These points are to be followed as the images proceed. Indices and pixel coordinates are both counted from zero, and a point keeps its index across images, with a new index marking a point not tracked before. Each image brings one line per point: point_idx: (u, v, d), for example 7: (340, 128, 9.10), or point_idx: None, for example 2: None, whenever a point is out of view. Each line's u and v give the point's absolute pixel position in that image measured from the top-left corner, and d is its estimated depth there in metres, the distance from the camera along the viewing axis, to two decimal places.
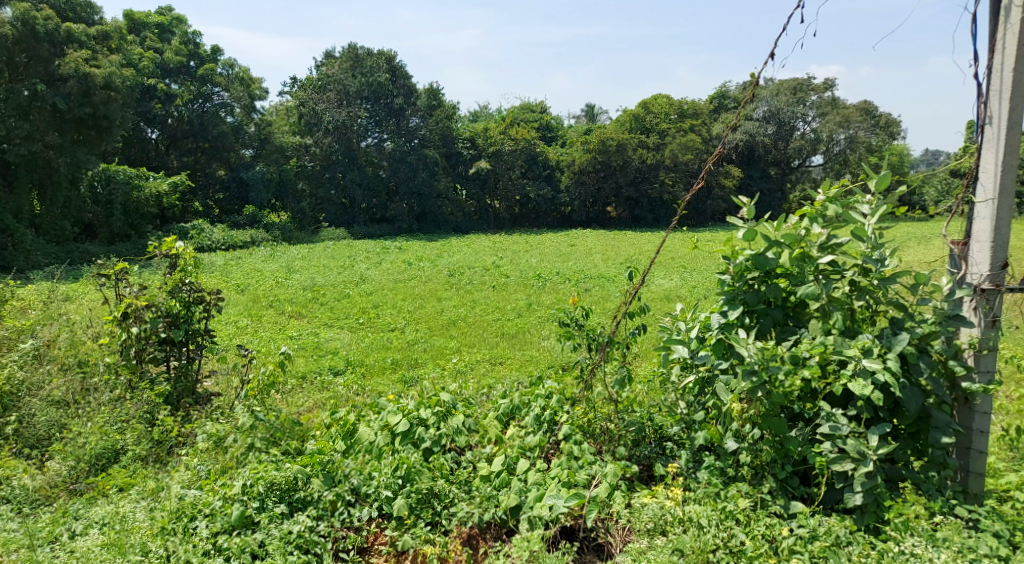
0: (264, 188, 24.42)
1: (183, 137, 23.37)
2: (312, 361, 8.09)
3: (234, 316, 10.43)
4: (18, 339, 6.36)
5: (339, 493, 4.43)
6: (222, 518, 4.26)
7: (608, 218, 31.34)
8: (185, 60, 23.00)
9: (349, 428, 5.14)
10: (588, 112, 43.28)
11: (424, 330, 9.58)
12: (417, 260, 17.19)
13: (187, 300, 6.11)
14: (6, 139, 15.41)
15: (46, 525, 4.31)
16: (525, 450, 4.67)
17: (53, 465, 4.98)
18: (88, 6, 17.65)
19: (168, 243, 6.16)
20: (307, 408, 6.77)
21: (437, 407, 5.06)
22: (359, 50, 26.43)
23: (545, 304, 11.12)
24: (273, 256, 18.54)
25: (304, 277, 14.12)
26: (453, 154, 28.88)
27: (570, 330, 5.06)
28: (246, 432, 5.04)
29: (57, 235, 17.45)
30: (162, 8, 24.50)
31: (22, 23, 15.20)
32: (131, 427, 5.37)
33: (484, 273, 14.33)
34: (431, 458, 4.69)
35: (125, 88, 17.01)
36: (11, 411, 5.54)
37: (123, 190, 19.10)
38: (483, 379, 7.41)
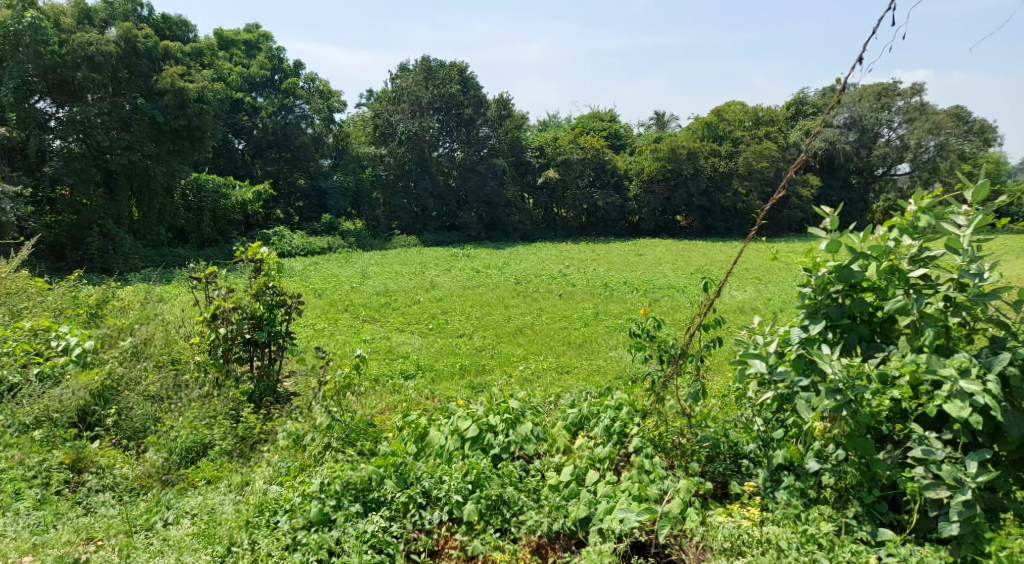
0: (342, 197, 25.20)
1: (268, 147, 24.40)
2: (384, 364, 8.28)
3: (312, 319, 10.81)
4: (119, 337, 6.72)
5: (411, 495, 4.53)
6: (302, 514, 4.41)
7: (678, 227, 30.89)
8: (269, 74, 24.03)
9: (420, 432, 5.21)
10: (658, 120, 42.61)
11: (491, 336, 9.69)
12: (485, 267, 17.39)
13: (270, 303, 6.40)
14: (109, 149, 16.30)
15: (142, 513, 4.54)
16: (594, 461, 4.65)
17: (148, 455, 5.20)
18: (182, 24, 18.83)
19: (254, 248, 6.54)
20: (379, 410, 6.91)
21: (506, 414, 5.10)
22: (432, 62, 26.66)
23: (613, 313, 11.05)
24: (349, 262, 19.08)
25: (377, 283, 14.47)
26: (522, 163, 29.12)
27: (641, 341, 4.96)
28: (323, 431, 5.24)
29: (152, 240, 18.46)
30: (250, 24, 25.64)
31: (125, 41, 16.24)
32: (218, 423, 5.61)
33: (551, 281, 14.35)
34: (500, 465, 4.75)
35: (217, 101, 17.96)
36: (110, 404, 5.77)
37: (212, 197, 20.10)
38: (550, 387, 7.41)
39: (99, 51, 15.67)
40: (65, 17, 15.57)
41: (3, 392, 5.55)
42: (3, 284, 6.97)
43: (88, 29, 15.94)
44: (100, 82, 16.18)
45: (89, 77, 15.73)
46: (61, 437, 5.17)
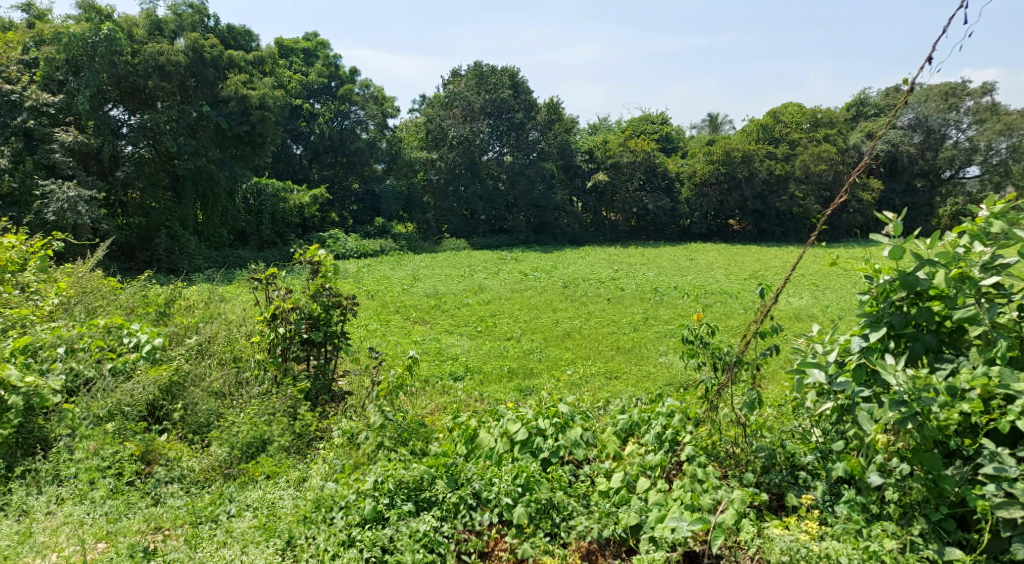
0: (394, 200, 25.64)
1: (324, 152, 24.99)
2: (434, 365, 8.40)
3: (365, 320, 11.03)
4: (185, 335, 7.01)
5: (461, 495, 4.58)
6: (356, 511, 4.52)
7: (731, 231, 30.40)
8: (326, 81, 24.61)
9: (470, 433, 5.25)
10: (710, 122, 41.97)
11: (539, 340, 9.70)
12: (533, 270, 17.41)
13: (327, 304, 6.56)
14: (177, 155, 16.94)
15: (207, 505, 4.70)
16: (645, 468, 4.63)
17: (212, 449, 5.41)
18: (245, 34, 19.42)
19: (312, 250, 6.72)
20: (429, 411, 7.00)
21: (555, 418, 5.14)
22: (483, 67, 26.75)
23: (663, 318, 10.94)
24: (400, 264, 19.36)
25: (427, 285, 14.68)
26: (571, 167, 29.11)
27: (694, 347, 4.91)
28: (377, 430, 5.35)
29: (215, 241, 19.15)
30: (308, 33, 26.25)
31: (193, 51, 16.87)
32: (277, 420, 5.79)
33: (600, 285, 14.31)
34: (549, 469, 4.78)
35: (277, 108, 18.46)
36: (176, 400, 6.01)
37: (272, 201, 20.70)
38: (599, 392, 7.39)
39: (169, 61, 16.34)
40: (137, 29, 16.17)
41: (79, 385, 5.74)
42: (79, 283, 7.33)
43: (159, 40, 16.52)
44: (169, 91, 16.72)
45: (158, 85, 16.30)
46: (132, 430, 5.38)
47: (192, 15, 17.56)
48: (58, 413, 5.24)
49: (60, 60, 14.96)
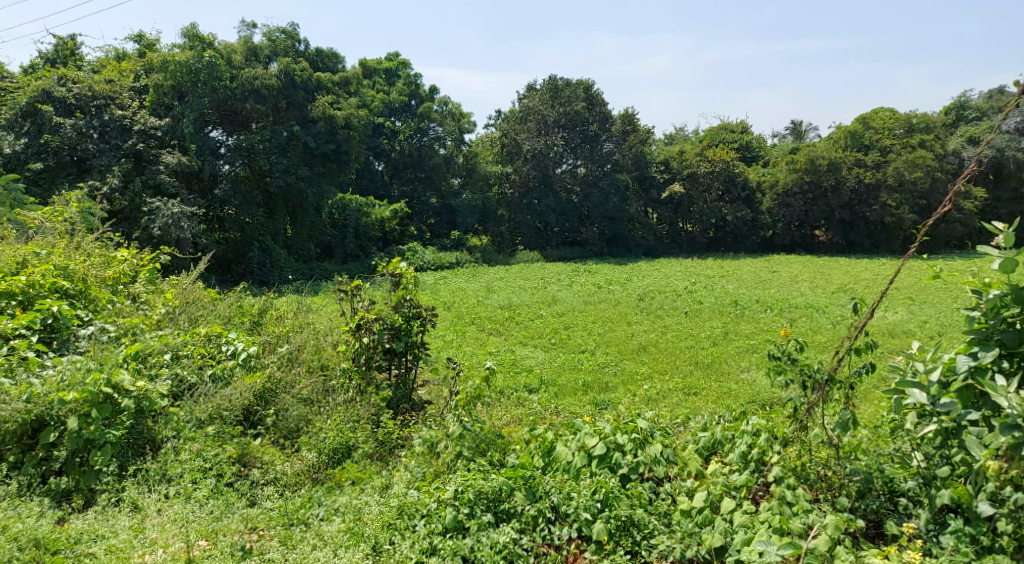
0: (470, 214, 25.98)
1: (405, 168, 25.55)
2: (510, 377, 8.45)
3: (441, 330, 11.23)
4: (278, 343, 7.32)
5: (540, 509, 4.58)
6: (438, 519, 4.59)
7: (816, 243, 29.33)
8: (407, 99, 25.17)
9: (548, 446, 5.25)
10: (794, 130, 40.78)
11: (614, 353, 9.62)
12: (608, 283, 17.31)
13: (407, 315, 6.73)
14: (269, 172, 17.74)
15: (298, 507, 4.88)
16: (730, 488, 4.55)
17: (302, 454, 5.58)
18: (333, 56, 20.29)
19: (394, 263, 6.88)
20: (505, 422, 7.01)
21: (634, 434, 5.07)
22: (558, 80, 26.68)
23: (745, 333, 10.65)
24: (475, 276, 19.60)
25: (502, 297, 14.81)
26: (646, 177, 28.79)
27: (782, 364, 4.70)
28: (456, 439, 5.42)
29: (303, 254, 19.92)
30: (389, 54, 26.96)
31: (285, 74, 17.73)
32: (361, 427, 5.95)
33: (677, 298, 14.07)
34: (629, 486, 4.73)
35: (362, 127, 19.11)
36: (269, 405, 6.27)
37: (355, 215, 21.35)
38: (678, 408, 7.26)
39: (264, 84, 17.15)
40: (235, 55, 17.05)
41: (182, 390, 6.07)
42: (183, 294, 7.77)
43: (255, 65, 17.37)
44: (263, 112, 17.59)
45: (254, 108, 17.22)
46: (229, 433, 5.65)
47: (284, 41, 18.46)
48: (165, 416, 5.54)
49: (166, 86, 15.94)
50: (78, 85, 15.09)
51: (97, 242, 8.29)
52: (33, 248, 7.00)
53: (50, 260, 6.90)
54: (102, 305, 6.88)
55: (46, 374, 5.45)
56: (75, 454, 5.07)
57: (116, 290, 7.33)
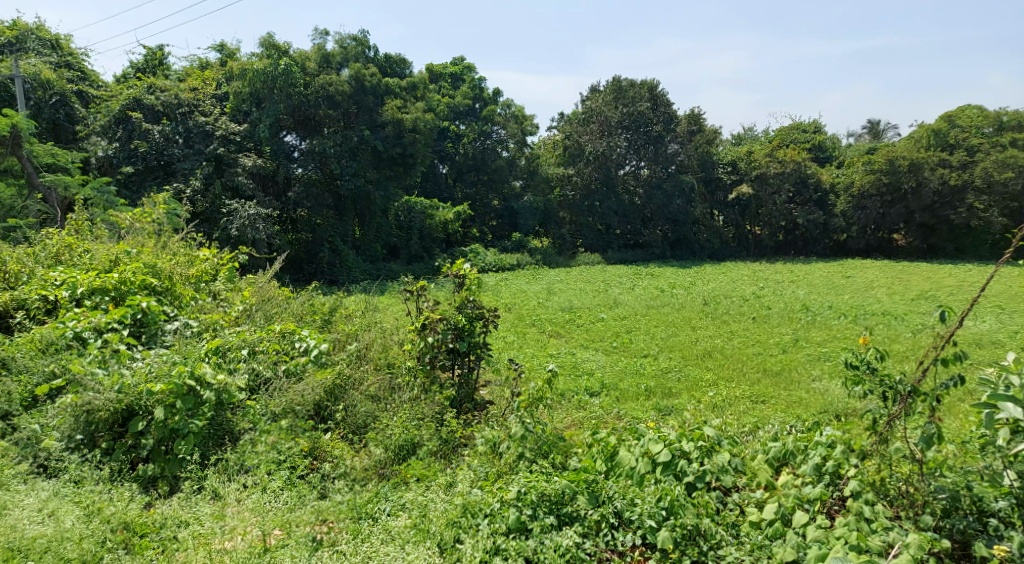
0: (532, 216, 26.04)
1: (468, 171, 25.82)
2: (571, 380, 8.44)
3: (502, 331, 11.32)
4: (347, 341, 7.53)
5: (603, 514, 4.60)
6: (501, 519, 4.63)
7: (894, 247, 28.14)
8: (471, 103, 25.36)
9: (610, 450, 5.21)
10: (872, 128, 39.37)
11: (678, 358, 9.48)
12: (671, 286, 17.07)
13: (471, 316, 6.79)
14: (340, 176, 18.21)
15: (365, 501, 5.00)
16: (803, 501, 4.45)
17: (370, 450, 5.73)
18: (400, 62, 20.66)
19: (458, 265, 7.02)
20: (566, 424, 7.01)
21: (701, 441, 4.99)
22: (622, 81, 26.46)
23: (816, 340, 10.34)
24: (535, 278, 19.65)
25: (562, 299, 14.80)
26: (712, 179, 28.22)
27: (860, 374, 4.61)
28: (518, 440, 5.46)
29: (370, 255, 20.38)
30: (455, 58, 27.29)
31: (356, 80, 18.02)
32: (426, 425, 6.04)
33: (743, 303, 13.77)
34: (695, 494, 4.66)
35: (428, 130, 19.38)
36: (338, 402, 6.45)
37: (420, 217, 21.70)
38: (746, 417, 7.11)
39: (337, 90, 17.62)
40: (310, 62, 17.59)
41: (258, 384, 6.31)
42: (260, 292, 8.09)
43: (327, 71, 17.86)
44: (335, 117, 18.07)
45: (327, 113, 17.72)
46: (301, 427, 5.85)
47: (356, 47, 18.62)
48: (243, 409, 5.76)
49: (245, 93, 16.84)
50: (166, 93, 16.11)
51: (181, 242, 8.70)
52: (125, 247, 7.51)
53: (140, 259, 7.31)
54: (186, 302, 7.22)
55: (136, 366, 5.78)
56: (161, 442, 5.35)
57: (198, 287, 7.69)
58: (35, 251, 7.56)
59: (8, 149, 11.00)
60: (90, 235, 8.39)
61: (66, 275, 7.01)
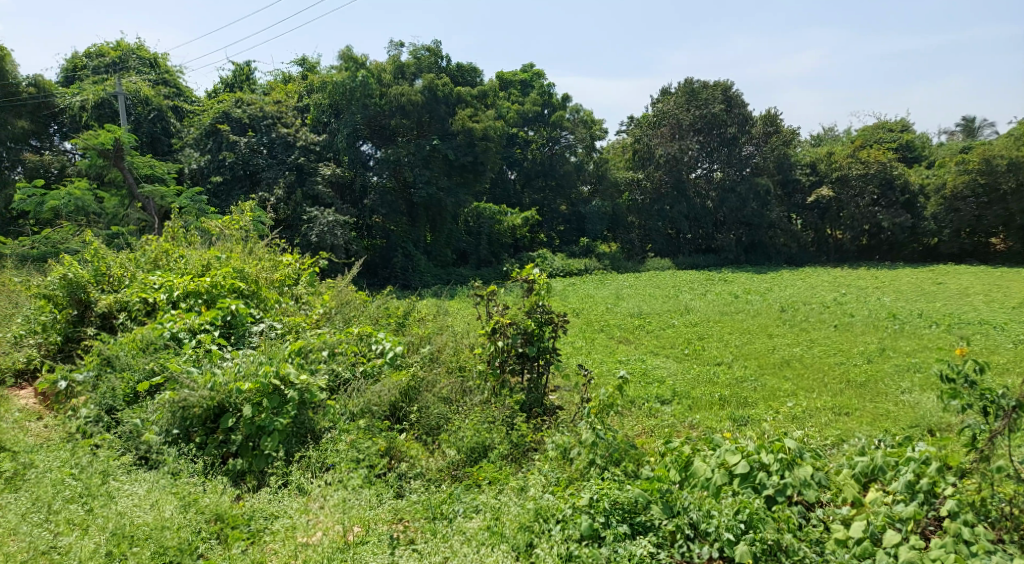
0: (599, 221, 25.99)
1: (536, 176, 25.92)
2: (641, 387, 8.36)
3: (570, 336, 11.32)
4: (420, 343, 7.71)
5: (679, 524, 4.53)
6: (573, 525, 4.65)
7: (991, 251, 26.54)
8: (540, 109, 25.30)
9: (684, 460, 5.14)
10: (966, 125, 37.55)
11: (753, 367, 9.26)
12: (745, 292, 16.68)
13: (540, 321, 6.84)
14: (413, 184, 18.61)
15: (440, 501, 5.11)
16: (894, 520, 4.33)
17: (444, 451, 5.84)
18: (471, 70, 20.95)
19: (527, 269, 7.10)
20: (637, 432, 6.97)
21: (781, 453, 4.85)
22: (695, 83, 26.03)
23: (904, 350, 9.91)
24: (604, 283, 19.54)
25: (631, 304, 14.68)
26: (789, 181, 27.35)
27: (958, 387, 4.45)
28: (588, 446, 5.46)
29: (441, 260, 20.74)
30: (525, 65, 27.42)
31: (429, 90, 18.43)
32: (497, 428, 6.11)
33: (823, 310, 13.34)
34: (776, 508, 4.56)
35: (498, 137, 19.54)
36: (411, 403, 6.55)
37: (489, 223, 21.93)
38: (828, 429, 6.89)
39: (409, 100, 17.91)
40: (385, 74, 18.07)
41: (338, 384, 6.53)
42: (340, 296, 8.40)
43: (401, 82, 18.26)
44: (408, 127, 18.48)
45: (400, 123, 18.12)
46: (378, 427, 6.03)
47: (429, 58, 19.20)
48: (323, 409, 5.97)
49: (324, 104, 17.71)
50: (252, 107, 16.95)
51: (266, 247, 9.10)
52: (216, 253, 7.97)
53: (230, 264, 7.75)
54: (271, 305, 7.53)
55: (227, 365, 6.10)
56: (249, 439, 5.61)
57: (282, 291, 8.03)
58: (136, 256, 8.05)
59: (111, 160, 11.70)
60: (185, 242, 8.90)
61: (164, 279, 7.46)
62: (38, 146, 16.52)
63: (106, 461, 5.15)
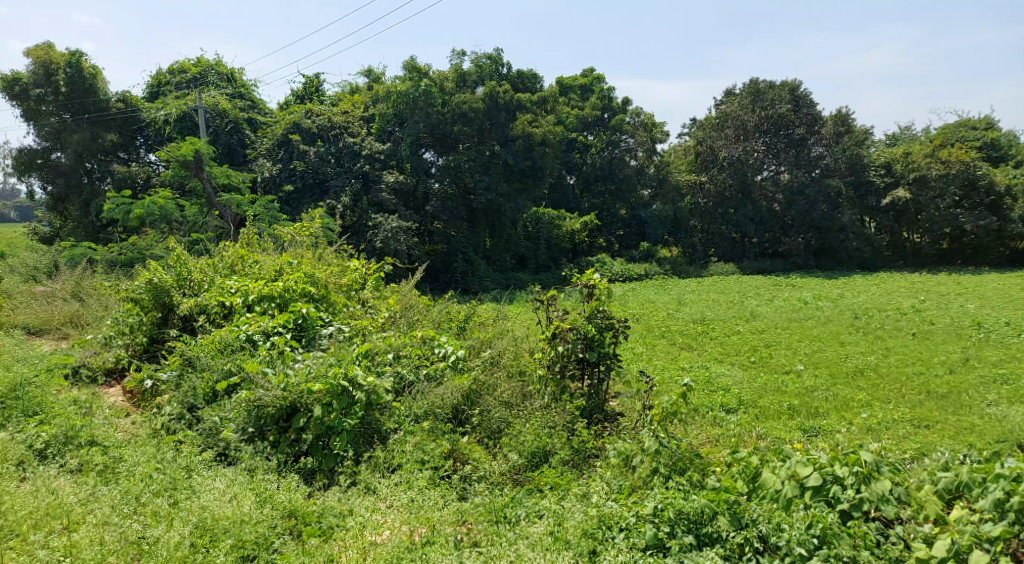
0: (660, 225, 25.74)
1: (596, 181, 25.81)
2: (704, 395, 8.24)
3: (631, 342, 11.24)
4: (482, 348, 7.80)
5: (747, 537, 4.46)
6: (638, 534, 4.63)
7: None
8: (600, 113, 25.17)
9: (753, 471, 5.05)
10: None
11: (824, 377, 8.99)
12: (815, 298, 16.21)
13: (601, 326, 6.83)
14: (474, 190, 18.81)
15: (503, 505, 5.17)
16: (981, 539, 4.16)
17: (506, 455, 5.88)
18: (532, 77, 21.05)
19: (588, 275, 7.12)
20: (701, 441, 6.88)
21: (856, 467, 4.74)
22: (760, 83, 25.47)
23: (989, 360, 9.47)
24: (666, 288, 19.31)
25: (694, 310, 14.46)
26: (862, 183, 26.41)
27: None
28: (652, 455, 5.43)
29: (500, 265, 20.90)
30: (585, 70, 27.38)
31: (490, 97, 18.61)
32: (557, 433, 6.13)
33: (900, 318, 12.86)
34: (850, 524, 4.46)
35: (557, 143, 19.53)
36: (473, 405, 6.57)
37: (548, 228, 21.95)
38: (907, 443, 6.65)
39: (471, 108, 18.06)
40: (448, 82, 18.34)
41: (403, 387, 6.68)
42: (404, 301, 8.59)
43: (464, 90, 18.52)
44: (469, 134, 18.68)
45: (461, 130, 18.35)
46: (441, 429, 6.13)
47: (490, 65, 19.40)
48: (389, 410, 6.12)
49: (389, 114, 18.19)
50: (320, 118, 17.54)
51: (334, 253, 9.37)
52: (288, 259, 8.27)
53: (301, 269, 8.03)
54: (339, 308, 7.76)
55: (297, 366, 6.32)
56: (319, 438, 5.79)
57: (350, 295, 8.26)
58: (214, 262, 8.43)
59: (192, 172, 12.34)
60: (259, 248, 9.25)
61: (239, 283, 7.77)
62: (127, 158, 17.40)
63: (188, 457, 5.40)
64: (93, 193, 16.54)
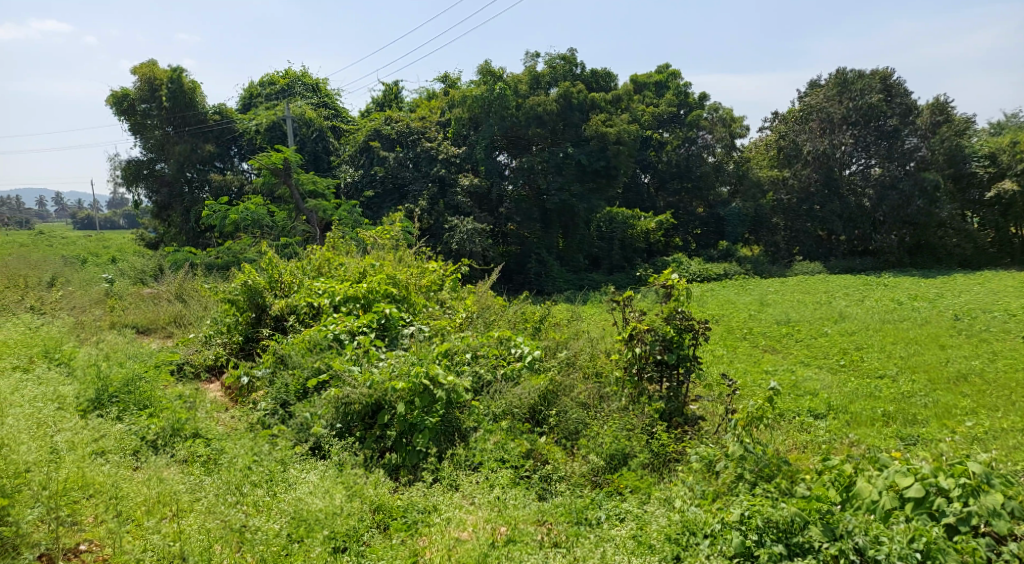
0: (740, 223, 25.03)
1: (672, 179, 25.35)
2: (791, 399, 7.97)
3: (711, 344, 10.98)
4: (558, 348, 7.79)
5: (842, 549, 4.27)
6: (724, 541, 4.50)
7: None
8: (676, 109, 24.61)
9: (847, 480, 4.84)
10: None
11: (922, 382, 8.52)
12: (910, 299, 15.38)
13: (680, 327, 6.71)
14: (546, 190, 18.91)
15: (584, 507, 5.14)
16: None
17: (584, 456, 5.84)
18: (606, 76, 20.84)
19: (667, 275, 6.99)
20: (788, 447, 6.64)
21: (963, 478, 4.48)
22: (848, 73, 24.48)
23: None
24: (747, 289, 18.73)
25: (777, 311, 13.97)
26: (964, 176, 24.87)
27: None
28: (736, 461, 5.30)
29: (573, 266, 20.81)
30: (661, 67, 27.00)
31: (563, 97, 18.57)
32: (636, 436, 6.06)
33: (1007, 319, 12.05)
34: (957, 538, 4.24)
35: (632, 141, 19.16)
36: (551, 406, 6.57)
37: (622, 228, 21.66)
38: (1018, 453, 6.23)
39: (546, 109, 18.01)
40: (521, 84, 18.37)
41: (482, 386, 6.74)
42: (480, 302, 8.67)
43: (537, 92, 18.55)
44: (543, 135, 18.63)
45: (536, 132, 18.36)
46: (520, 429, 6.17)
47: (564, 66, 19.35)
48: (468, 409, 6.19)
49: (465, 118, 18.37)
50: (399, 124, 18.02)
51: (412, 254, 9.55)
52: (371, 261, 8.49)
53: (383, 270, 8.23)
54: (419, 309, 7.89)
55: (381, 365, 6.48)
56: (403, 436, 5.92)
57: (429, 296, 8.41)
58: (302, 264, 8.76)
59: (281, 179, 12.90)
60: (343, 251, 9.55)
61: (326, 285, 8.03)
62: (223, 168, 18.15)
63: (283, 451, 5.63)
64: (192, 202, 17.39)
